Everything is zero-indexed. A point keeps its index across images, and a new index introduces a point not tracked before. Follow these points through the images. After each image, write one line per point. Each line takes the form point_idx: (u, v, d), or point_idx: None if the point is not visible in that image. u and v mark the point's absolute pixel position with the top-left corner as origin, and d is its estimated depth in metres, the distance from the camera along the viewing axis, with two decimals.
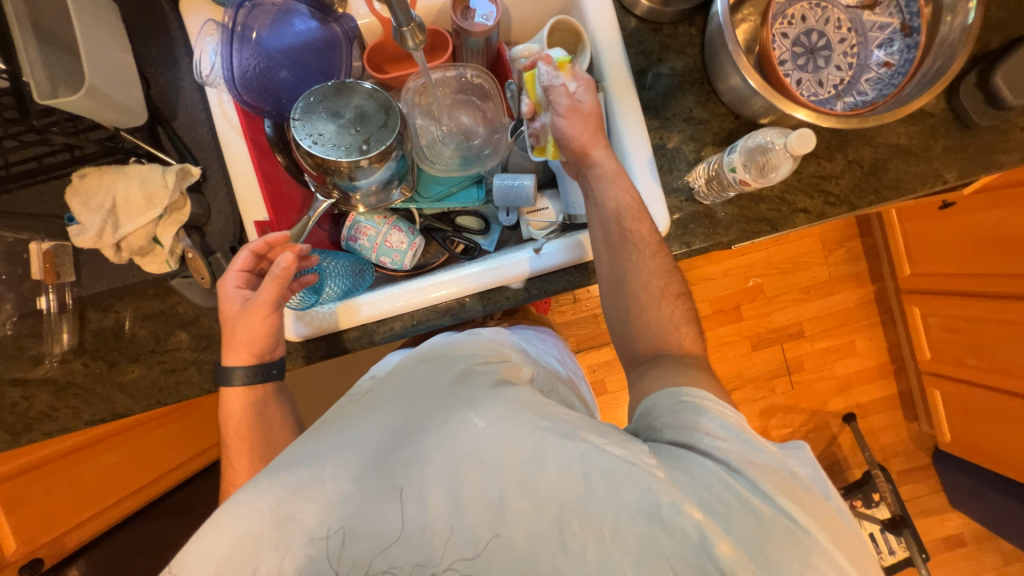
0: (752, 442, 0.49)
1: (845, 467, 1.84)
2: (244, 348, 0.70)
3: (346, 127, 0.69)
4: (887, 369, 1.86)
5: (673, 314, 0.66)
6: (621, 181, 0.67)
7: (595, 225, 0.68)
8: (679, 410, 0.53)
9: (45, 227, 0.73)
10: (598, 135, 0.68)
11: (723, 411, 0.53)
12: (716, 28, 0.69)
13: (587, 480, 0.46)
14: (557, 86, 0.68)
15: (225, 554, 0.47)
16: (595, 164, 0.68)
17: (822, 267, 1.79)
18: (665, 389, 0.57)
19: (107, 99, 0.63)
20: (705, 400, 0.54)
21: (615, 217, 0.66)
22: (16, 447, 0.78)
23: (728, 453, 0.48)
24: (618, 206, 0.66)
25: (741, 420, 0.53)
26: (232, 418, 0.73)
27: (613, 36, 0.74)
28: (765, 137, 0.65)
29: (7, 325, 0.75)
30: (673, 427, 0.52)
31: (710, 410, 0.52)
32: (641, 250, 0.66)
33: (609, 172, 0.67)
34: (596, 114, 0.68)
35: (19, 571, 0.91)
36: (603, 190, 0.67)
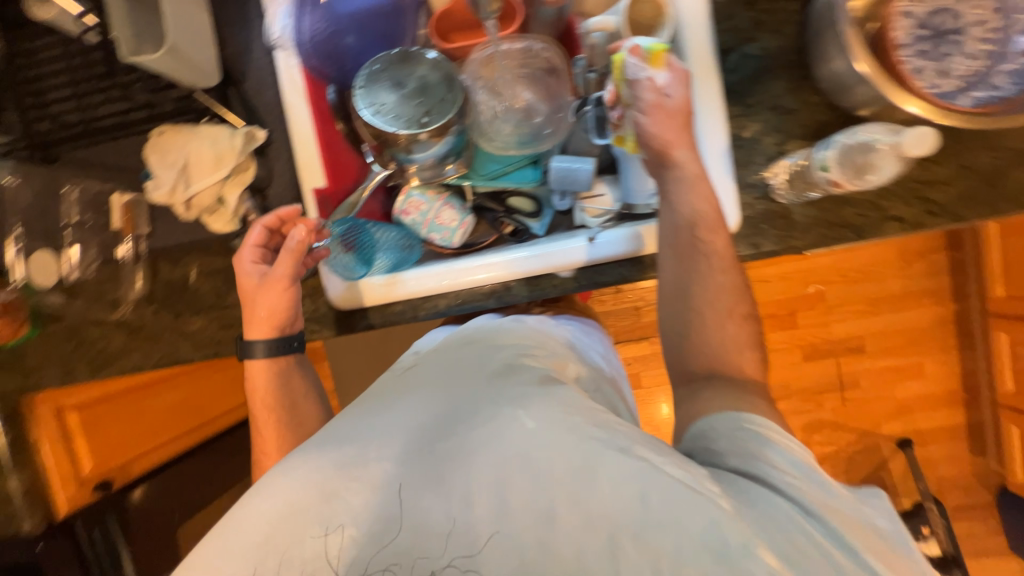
0: (824, 483, 0.46)
1: (892, 494, 1.72)
2: (262, 323, 0.72)
3: (408, 98, 0.68)
4: (957, 397, 1.69)
5: (738, 334, 0.63)
6: (702, 187, 0.63)
7: (665, 231, 0.65)
8: (740, 437, 0.51)
9: (125, 179, 0.77)
10: (684, 134, 0.63)
11: (793, 445, 0.50)
12: (828, 4, 0.61)
13: (645, 500, 0.45)
14: (650, 81, 0.62)
15: (273, 520, 0.50)
16: (675, 165, 0.64)
17: (897, 279, 1.63)
18: (723, 411, 0.54)
19: (184, 59, 0.64)
20: (774, 431, 0.51)
21: (688, 223, 0.64)
22: (94, 380, 0.85)
23: (801, 491, 0.46)
24: (695, 213, 0.63)
25: (812, 458, 0.50)
26: (257, 384, 0.76)
27: (699, 12, 0.68)
28: (869, 133, 0.57)
29: (89, 269, 0.81)
30: (736, 455, 0.50)
31: (777, 442, 0.50)
32: (713, 263, 0.63)
33: (689, 176, 0.63)
34: (684, 111, 0.63)
35: (92, 491, 1.00)
36: (679, 195, 0.64)
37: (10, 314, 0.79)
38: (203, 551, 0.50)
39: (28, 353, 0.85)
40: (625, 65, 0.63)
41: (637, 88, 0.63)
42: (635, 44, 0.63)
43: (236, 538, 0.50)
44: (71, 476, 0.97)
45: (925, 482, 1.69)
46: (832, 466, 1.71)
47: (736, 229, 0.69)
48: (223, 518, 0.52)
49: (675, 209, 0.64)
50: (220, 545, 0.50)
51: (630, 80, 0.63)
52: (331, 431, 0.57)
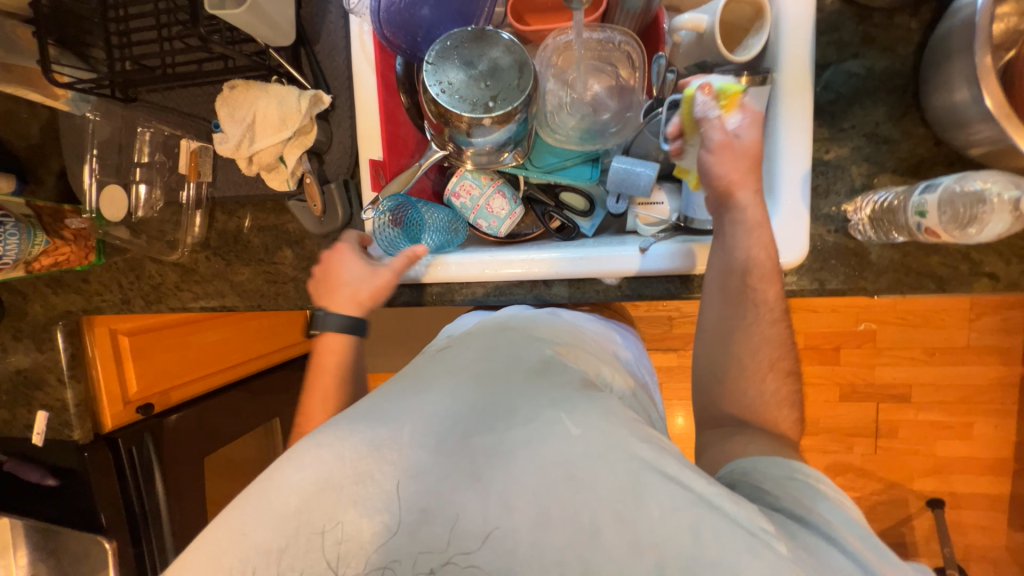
0: (878, 546, 0.47)
1: (911, 552, 1.63)
2: (354, 299, 0.72)
3: (476, 79, 0.67)
4: (1005, 466, 1.57)
5: (777, 392, 0.62)
6: (762, 234, 0.60)
7: (713, 273, 0.63)
8: (789, 485, 0.52)
9: (195, 127, 0.80)
10: (751, 176, 0.61)
11: (840, 501, 0.51)
12: (962, 25, 0.53)
13: (698, 535, 0.45)
14: (715, 121, 0.60)
15: (305, 494, 0.50)
16: (735, 208, 0.61)
17: (962, 330, 1.50)
18: (769, 456, 0.56)
19: (263, 15, 0.64)
20: (821, 483, 0.52)
21: (741, 270, 0.62)
22: (147, 313, 0.91)
23: (858, 548, 0.46)
24: (748, 261, 0.61)
25: (858, 514, 0.51)
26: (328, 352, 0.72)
27: (804, 17, 0.61)
28: (985, 183, 0.50)
29: (154, 209, 0.85)
30: (785, 501, 0.51)
31: (826, 496, 0.51)
32: (760, 313, 0.62)
33: (747, 221, 0.61)
34: (754, 154, 0.60)
35: (135, 410, 1.09)
36: (737, 238, 0.61)
37: (77, 242, 0.85)
38: (234, 515, 0.52)
39: (92, 279, 0.91)
40: (693, 103, 0.62)
41: (702, 124, 0.61)
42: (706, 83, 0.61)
43: (268, 499, 0.51)
44: (119, 394, 1.06)
45: (951, 547, 1.59)
46: None
47: (801, 261, 0.64)
48: (252, 485, 0.53)
49: (733, 249, 0.61)
50: (248, 512, 0.51)
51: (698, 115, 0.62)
52: (365, 407, 0.58)
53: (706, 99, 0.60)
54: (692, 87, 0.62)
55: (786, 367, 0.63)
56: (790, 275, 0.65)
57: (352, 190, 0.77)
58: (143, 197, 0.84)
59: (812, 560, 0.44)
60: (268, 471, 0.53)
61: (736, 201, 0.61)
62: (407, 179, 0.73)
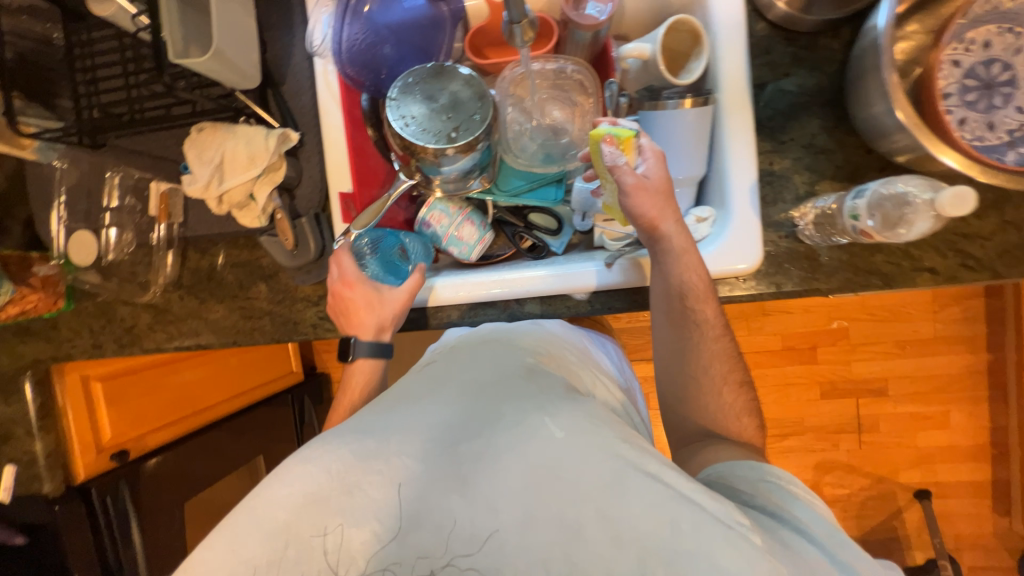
0: (846, 540, 0.51)
1: (905, 546, 1.64)
2: (380, 328, 0.74)
3: (438, 112, 0.69)
4: (984, 452, 1.61)
5: (734, 403, 0.68)
6: (690, 258, 0.65)
7: (658, 298, 0.68)
8: (761, 486, 0.57)
9: (164, 169, 0.81)
10: (668, 209, 0.64)
11: (810, 500, 0.55)
12: (869, 45, 0.58)
13: (676, 527, 0.47)
14: (624, 168, 0.62)
15: (294, 508, 0.51)
16: (663, 239, 0.64)
17: (927, 322, 1.56)
18: (742, 460, 0.61)
19: (228, 62, 0.66)
20: (791, 485, 0.57)
21: (679, 292, 0.66)
22: (120, 356, 0.90)
23: (823, 538, 0.51)
24: (684, 283, 0.65)
25: (826, 512, 0.56)
26: (357, 373, 0.76)
27: (738, 42, 0.66)
28: (906, 186, 0.55)
29: (125, 251, 0.85)
30: (760, 498, 0.55)
31: (796, 496, 0.55)
32: (705, 332, 0.67)
33: (677, 248, 0.64)
34: (665, 188, 0.63)
35: (109, 459, 1.05)
36: (670, 266, 0.65)
37: (46, 289, 0.83)
38: (222, 534, 0.51)
39: (62, 325, 0.89)
40: (601, 153, 0.63)
41: (614, 173, 0.63)
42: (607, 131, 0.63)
43: (259, 518, 0.51)
44: (93, 442, 1.03)
45: (942, 537, 1.61)
46: (842, 509, 1.65)
47: (757, 267, 0.67)
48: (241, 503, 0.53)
49: (670, 277, 0.65)
50: (237, 528, 0.51)
51: (607, 163, 0.63)
52: (356, 420, 0.59)
53: (610, 148, 0.62)
54: (596, 134, 0.63)
55: (739, 377, 0.69)
56: (748, 280, 0.69)
57: (323, 224, 0.79)
58: (114, 240, 0.84)
59: (783, 551, 0.48)
60: (257, 486, 0.54)
61: (662, 232, 0.64)
62: (376, 209, 0.74)
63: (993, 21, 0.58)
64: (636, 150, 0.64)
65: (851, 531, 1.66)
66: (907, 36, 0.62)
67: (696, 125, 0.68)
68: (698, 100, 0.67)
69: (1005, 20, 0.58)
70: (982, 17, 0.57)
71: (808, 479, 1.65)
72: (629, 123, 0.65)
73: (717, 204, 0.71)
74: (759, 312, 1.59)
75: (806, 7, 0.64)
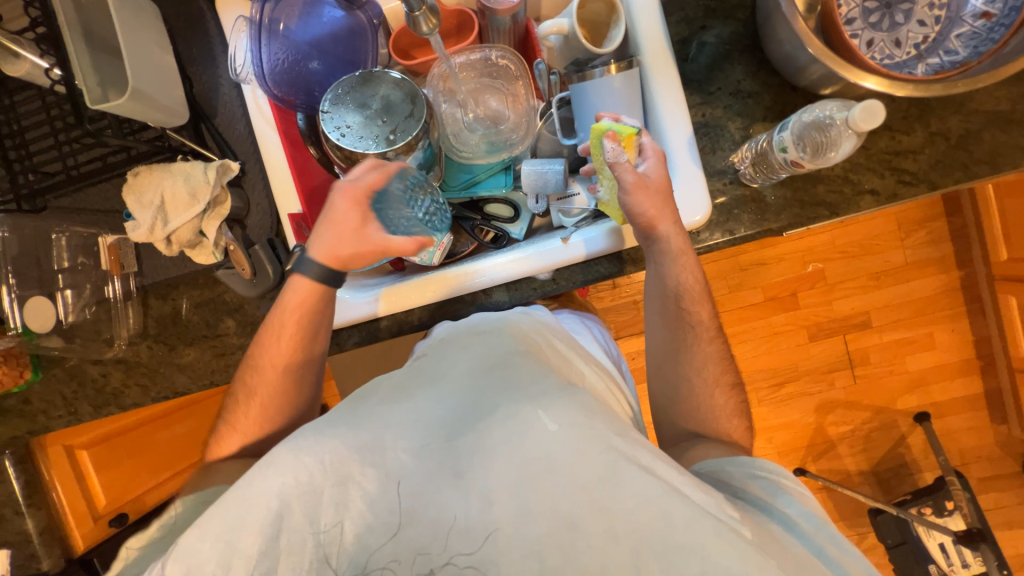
0: (834, 533, 0.53)
1: (915, 470, 1.68)
2: (336, 251, 0.68)
3: (373, 117, 0.70)
4: (972, 365, 1.65)
5: (728, 405, 0.70)
6: (686, 260, 0.66)
7: (653, 300, 0.71)
8: (755, 484, 0.58)
9: (107, 222, 0.79)
10: (667, 209, 0.64)
11: (800, 494, 0.57)
12: None
13: (669, 519, 0.47)
14: (627, 168, 0.63)
15: (286, 497, 0.50)
16: (660, 239, 0.65)
17: (897, 250, 1.60)
18: (737, 457, 0.63)
19: (149, 101, 0.66)
20: (782, 478, 0.58)
21: (675, 295, 0.69)
22: (99, 418, 0.88)
23: (807, 531, 0.53)
24: (679, 285, 0.68)
25: (817, 507, 0.57)
26: (290, 294, 0.70)
27: (650, 3, 0.68)
28: (824, 111, 0.57)
29: (85, 311, 0.83)
30: (749, 493, 0.58)
31: (787, 491, 0.57)
32: (699, 335, 0.70)
33: (672, 250, 0.66)
34: (665, 187, 0.64)
35: (108, 524, 1.08)
36: (666, 268, 0.67)
37: (9, 362, 0.81)
38: (212, 522, 0.50)
39: (33, 398, 0.86)
40: (604, 149, 0.64)
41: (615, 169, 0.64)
42: (610, 126, 0.65)
43: (254, 504, 0.50)
44: (88, 512, 1.04)
45: (947, 455, 1.65)
46: (849, 445, 1.68)
47: (708, 216, 0.68)
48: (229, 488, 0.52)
49: (669, 277, 0.68)
50: (229, 517, 0.50)
51: (611, 160, 0.64)
52: (344, 412, 0.58)
53: (612, 146, 0.64)
54: (600, 128, 0.64)
55: (731, 381, 0.71)
56: (702, 233, 0.70)
57: (278, 249, 0.78)
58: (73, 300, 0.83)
59: (769, 541, 0.50)
60: (246, 475, 0.51)
61: (659, 232, 0.65)
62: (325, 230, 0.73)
63: None
64: (637, 149, 0.65)
65: (861, 465, 1.68)
66: None
67: (625, 89, 0.69)
68: (623, 65, 0.68)
69: None
70: None
71: (812, 422, 1.68)
72: (631, 120, 0.66)
73: None
74: (736, 269, 1.62)
75: None
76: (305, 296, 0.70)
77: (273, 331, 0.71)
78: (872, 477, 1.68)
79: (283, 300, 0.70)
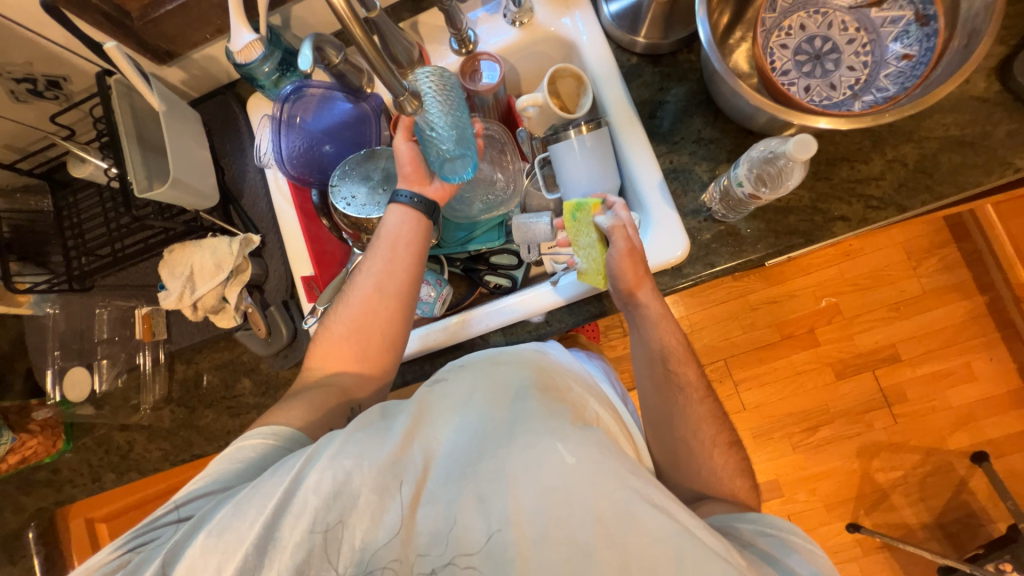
0: None
1: (985, 520, 1.50)
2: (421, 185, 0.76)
3: (375, 187, 0.80)
4: (1023, 395, 1.53)
5: (726, 463, 0.68)
6: (666, 324, 0.70)
7: (641, 363, 0.73)
8: (763, 541, 0.56)
9: (145, 295, 0.89)
10: (646, 276, 0.68)
11: (812, 553, 0.54)
12: (706, 57, 0.68)
13: (680, 561, 0.48)
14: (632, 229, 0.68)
15: (324, 499, 0.53)
16: (640, 306, 0.68)
17: (911, 278, 1.57)
18: (746, 512, 0.61)
19: (187, 187, 0.77)
20: (792, 535, 0.56)
21: (660, 358, 0.70)
22: (121, 485, 0.91)
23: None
24: (665, 349, 0.70)
25: (831, 571, 0.54)
26: (394, 221, 0.73)
27: (613, 76, 0.78)
28: (768, 147, 0.64)
29: (116, 380, 0.90)
30: (757, 548, 0.56)
31: (797, 549, 0.54)
32: (689, 394, 0.70)
33: (654, 316, 0.69)
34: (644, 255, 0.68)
35: None
36: (649, 332, 0.70)
37: (45, 432, 0.87)
38: (255, 505, 0.53)
39: (63, 467, 0.90)
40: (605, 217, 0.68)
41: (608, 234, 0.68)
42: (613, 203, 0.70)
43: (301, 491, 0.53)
44: None
45: (1018, 501, 1.48)
46: (903, 494, 1.53)
47: (688, 252, 0.72)
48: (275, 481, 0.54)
49: (652, 330, 0.70)
50: (262, 507, 0.53)
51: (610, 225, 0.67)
52: (373, 419, 0.60)
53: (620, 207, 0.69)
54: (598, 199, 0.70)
55: (728, 436, 0.70)
56: (685, 268, 0.74)
57: (292, 309, 0.85)
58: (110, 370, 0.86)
59: None
60: (289, 466, 0.55)
61: (640, 299, 0.68)
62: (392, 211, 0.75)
63: (801, 9, 0.72)
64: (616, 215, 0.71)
65: (922, 517, 1.52)
66: (739, 41, 0.75)
67: (596, 147, 0.76)
68: (591, 126, 0.76)
69: (811, 6, 0.72)
70: (791, 9, 0.72)
71: (856, 469, 1.55)
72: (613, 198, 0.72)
73: (638, 209, 0.78)
74: (746, 308, 1.61)
75: (662, 33, 0.77)
76: (406, 217, 0.74)
77: (372, 248, 0.74)
78: (938, 530, 1.51)
79: (385, 222, 0.74)
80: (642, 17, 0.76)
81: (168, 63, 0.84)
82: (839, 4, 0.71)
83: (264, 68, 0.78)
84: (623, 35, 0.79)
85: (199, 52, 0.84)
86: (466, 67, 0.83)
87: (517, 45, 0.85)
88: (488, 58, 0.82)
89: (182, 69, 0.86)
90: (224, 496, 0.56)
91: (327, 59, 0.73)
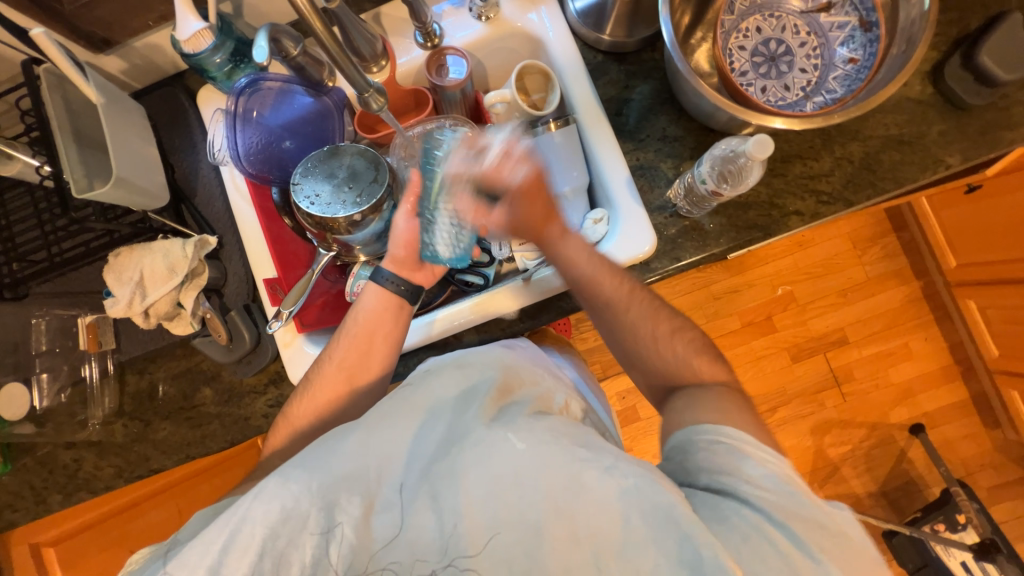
0: (795, 493, 0.50)
1: (922, 486, 1.64)
2: (403, 266, 0.76)
3: (340, 185, 0.74)
4: (953, 370, 1.68)
5: None
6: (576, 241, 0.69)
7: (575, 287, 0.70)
8: (714, 454, 0.54)
9: (88, 302, 0.82)
10: (550, 218, 0.68)
11: (761, 456, 0.53)
12: (670, 56, 0.69)
13: (627, 523, 0.49)
14: (512, 137, 0.69)
15: (272, 524, 0.52)
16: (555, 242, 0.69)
17: (857, 266, 1.68)
18: (697, 427, 0.58)
19: (132, 186, 0.72)
20: (742, 444, 0.54)
21: (583, 277, 0.68)
22: (69, 507, 0.84)
23: (768, 503, 0.49)
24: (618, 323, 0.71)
25: (783, 467, 0.52)
26: (369, 304, 0.74)
27: (581, 73, 0.79)
28: (730, 146, 0.67)
29: (60, 395, 0.83)
30: (708, 467, 0.54)
31: (746, 455, 0.53)
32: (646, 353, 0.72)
33: (569, 240, 0.69)
34: (537, 209, 0.67)
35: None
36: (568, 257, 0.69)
37: None
38: (201, 543, 0.52)
39: (0, 491, 0.83)
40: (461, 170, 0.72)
41: (496, 183, 0.68)
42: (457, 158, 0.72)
43: (249, 523, 0.52)
44: None
45: (949, 466, 1.62)
46: (852, 466, 1.65)
47: (656, 245, 0.74)
48: (221, 520, 0.53)
49: (570, 265, 0.69)
50: (206, 547, 0.51)
51: (483, 173, 0.68)
52: (324, 439, 0.59)
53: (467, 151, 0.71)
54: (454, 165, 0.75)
55: None
56: (653, 263, 0.76)
57: (255, 313, 0.82)
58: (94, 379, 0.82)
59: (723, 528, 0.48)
60: (233, 506, 0.53)
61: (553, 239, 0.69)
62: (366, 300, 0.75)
63: (757, 12, 0.75)
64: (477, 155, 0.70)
65: (868, 486, 1.64)
66: (700, 42, 0.78)
67: (565, 144, 0.77)
68: (560, 123, 0.77)
69: (766, 9, 0.75)
70: (748, 12, 0.75)
71: (810, 445, 1.66)
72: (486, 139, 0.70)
73: (607, 205, 0.80)
74: (709, 298, 1.68)
75: (627, 32, 0.78)
76: (384, 303, 0.74)
77: (345, 331, 0.74)
78: (882, 498, 1.64)
79: (360, 304, 0.74)
80: (607, 15, 0.77)
81: (104, 51, 0.77)
82: (791, 9, 0.75)
83: (216, 59, 0.73)
84: (588, 33, 0.80)
85: (139, 40, 0.78)
86: (432, 62, 0.81)
87: (484, 41, 0.84)
88: (454, 52, 0.81)
89: (121, 58, 0.80)
90: (164, 552, 0.54)
91: (284, 51, 0.69)
